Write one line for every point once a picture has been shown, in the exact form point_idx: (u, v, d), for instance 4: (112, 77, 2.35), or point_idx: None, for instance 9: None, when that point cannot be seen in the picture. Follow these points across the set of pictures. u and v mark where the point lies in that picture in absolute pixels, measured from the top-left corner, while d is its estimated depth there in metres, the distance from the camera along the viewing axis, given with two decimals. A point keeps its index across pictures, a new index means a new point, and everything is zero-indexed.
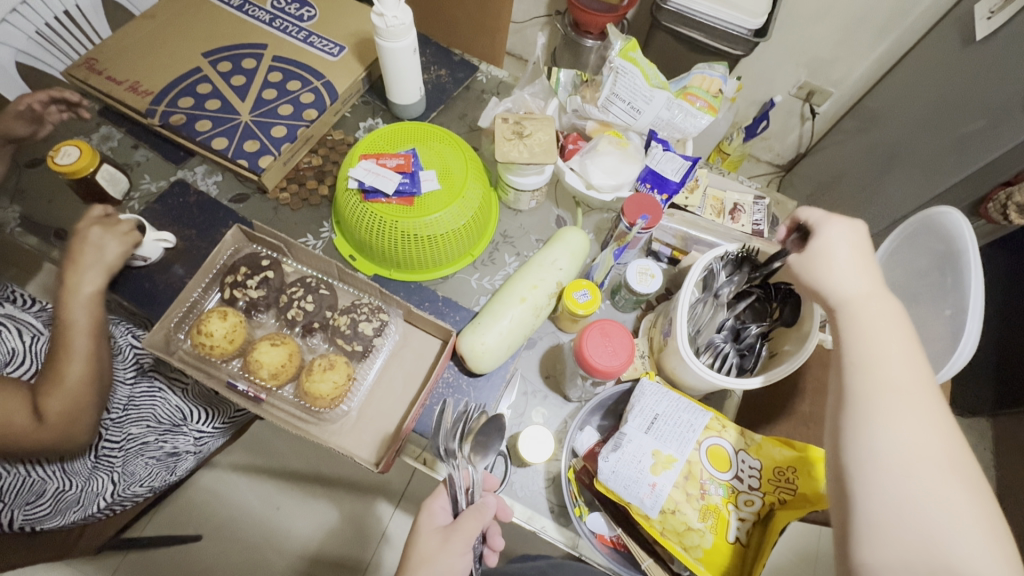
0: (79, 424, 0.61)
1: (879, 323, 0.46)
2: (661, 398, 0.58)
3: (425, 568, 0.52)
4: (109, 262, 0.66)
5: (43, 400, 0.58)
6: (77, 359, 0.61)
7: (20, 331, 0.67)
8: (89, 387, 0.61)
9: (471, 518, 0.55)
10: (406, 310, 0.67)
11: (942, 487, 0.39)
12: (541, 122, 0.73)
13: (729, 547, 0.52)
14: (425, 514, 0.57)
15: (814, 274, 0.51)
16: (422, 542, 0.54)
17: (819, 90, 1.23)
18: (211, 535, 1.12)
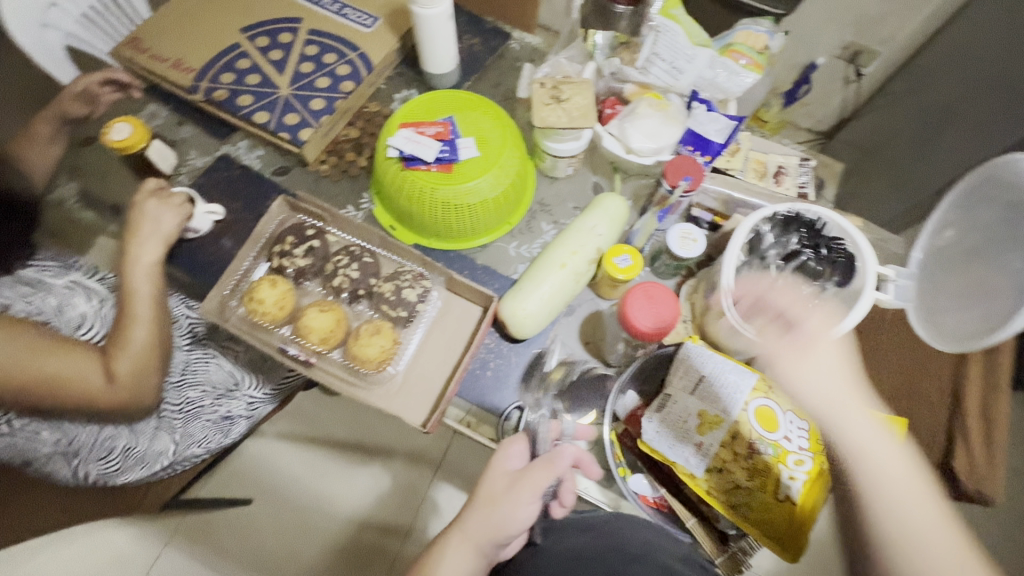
0: (145, 385, 0.65)
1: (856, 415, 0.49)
2: (706, 359, 0.57)
3: (490, 507, 0.52)
4: (165, 233, 0.69)
5: (113, 362, 0.62)
6: (141, 325, 0.64)
7: (89, 296, 0.71)
8: (153, 352, 0.65)
9: (544, 469, 0.52)
10: (448, 277, 0.68)
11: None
12: (579, 86, 0.72)
13: (779, 506, 0.52)
14: (500, 455, 0.55)
15: (788, 376, 0.52)
16: (491, 481, 0.54)
17: (867, 47, 1.13)
18: (261, 499, 1.18)
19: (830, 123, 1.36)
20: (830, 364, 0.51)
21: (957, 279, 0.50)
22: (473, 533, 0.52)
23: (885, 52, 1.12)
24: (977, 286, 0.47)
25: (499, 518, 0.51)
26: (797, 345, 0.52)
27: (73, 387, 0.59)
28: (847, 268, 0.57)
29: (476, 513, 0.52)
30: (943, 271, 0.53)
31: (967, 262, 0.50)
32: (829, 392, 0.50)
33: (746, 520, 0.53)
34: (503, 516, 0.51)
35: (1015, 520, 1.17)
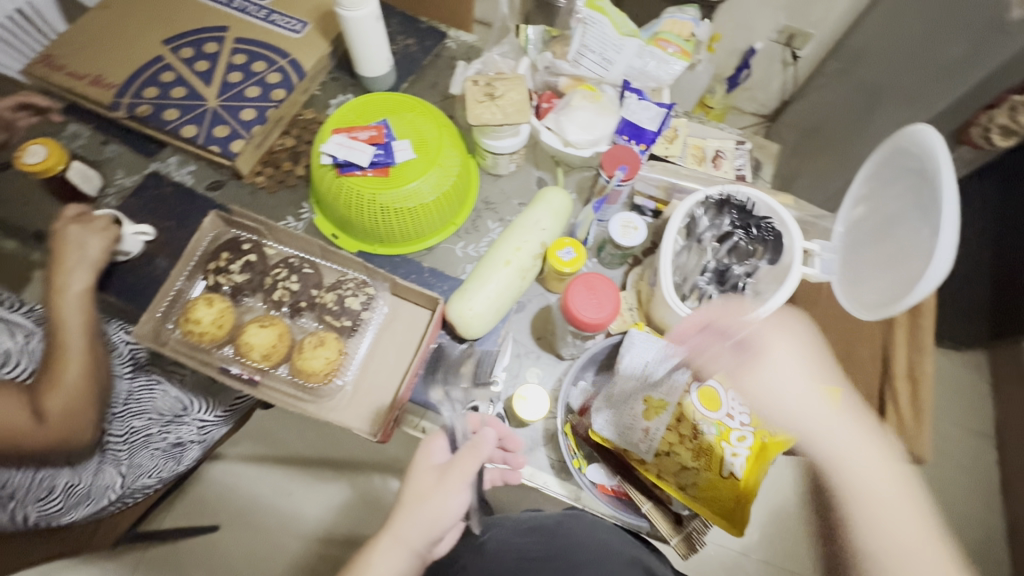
0: (80, 423, 0.61)
1: (843, 443, 0.48)
2: (650, 345, 0.58)
3: (419, 504, 0.50)
4: (92, 260, 0.65)
5: (44, 401, 0.59)
6: (74, 360, 0.61)
7: (12, 332, 0.67)
8: (88, 386, 0.62)
9: (470, 455, 0.52)
10: (392, 283, 0.67)
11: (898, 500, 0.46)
12: (513, 82, 0.72)
13: (725, 483, 0.53)
14: (422, 453, 0.54)
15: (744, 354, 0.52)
16: (419, 478, 0.52)
17: (800, 30, 1.13)
18: (228, 524, 1.14)
19: (773, 104, 1.36)
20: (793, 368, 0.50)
21: (878, 249, 0.52)
22: (404, 535, 0.49)
23: (818, 34, 1.13)
24: (895, 254, 0.49)
25: (429, 514, 0.50)
26: (745, 361, 0.50)
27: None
28: (776, 247, 0.59)
29: (406, 514, 0.50)
30: (861, 242, 0.55)
31: (883, 231, 0.52)
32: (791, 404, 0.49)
33: (698, 500, 0.54)
34: (433, 511, 0.50)
35: (966, 474, 1.23)
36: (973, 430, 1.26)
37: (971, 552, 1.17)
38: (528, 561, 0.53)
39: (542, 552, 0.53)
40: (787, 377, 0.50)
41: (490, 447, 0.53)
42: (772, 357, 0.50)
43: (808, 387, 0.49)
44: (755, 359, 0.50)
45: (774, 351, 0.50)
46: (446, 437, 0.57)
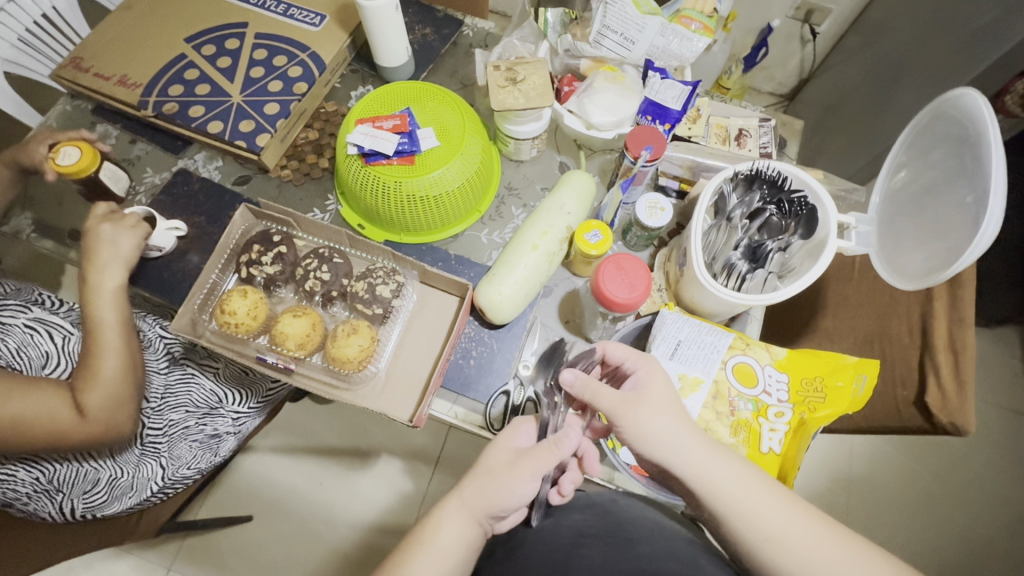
0: (120, 416, 0.63)
1: (719, 465, 0.47)
2: (683, 324, 0.57)
3: (487, 479, 0.51)
4: (125, 256, 0.67)
5: (83, 396, 0.61)
6: (110, 354, 0.63)
7: (52, 334, 0.69)
8: (124, 379, 0.63)
9: (548, 450, 0.50)
10: (421, 270, 0.68)
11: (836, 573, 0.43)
12: (534, 66, 0.72)
13: (762, 457, 0.53)
14: (509, 432, 0.55)
15: (635, 420, 0.49)
16: (493, 456, 0.53)
17: (819, 5, 1.12)
18: (261, 515, 1.17)
19: (791, 83, 1.37)
20: (662, 417, 0.49)
21: (920, 218, 0.50)
22: (469, 499, 0.51)
23: (836, 9, 1.11)
24: (936, 224, 0.48)
25: (492, 492, 0.50)
26: (626, 401, 0.49)
27: (42, 423, 0.59)
28: (809, 221, 0.58)
29: (474, 483, 0.52)
30: (897, 212, 0.54)
31: (924, 199, 0.51)
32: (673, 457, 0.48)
33: None
34: (498, 491, 0.50)
35: (997, 454, 1.21)
36: (1004, 408, 1.24)
37: (1005, 530, 1.15)
38: (584, 537, 0.50)
39: (598, 530, 0.51)
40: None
41: (572, 447, 0.51)
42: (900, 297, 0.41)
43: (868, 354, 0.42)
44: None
45: (646, 403, 0.49)
46: (537, 425, 0.56)
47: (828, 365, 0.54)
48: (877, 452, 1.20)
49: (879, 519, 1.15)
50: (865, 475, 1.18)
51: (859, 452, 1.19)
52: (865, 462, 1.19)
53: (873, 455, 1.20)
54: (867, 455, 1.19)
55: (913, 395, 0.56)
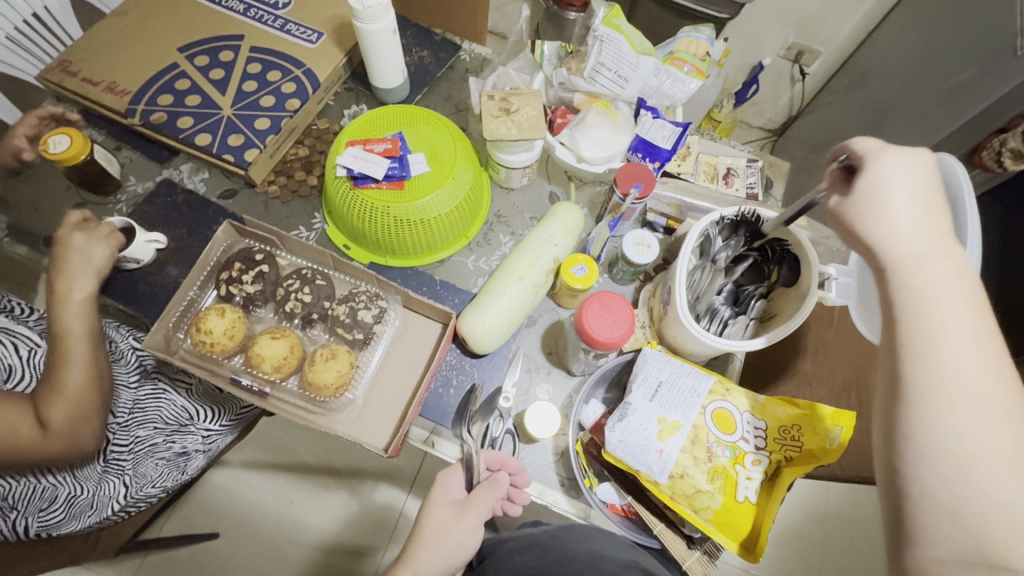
0: (83, 432, 0.60)
1: (941, 285, 0.39)
2: (664, 364, 0.58)
3: (438, 539, 0.51)
4: (96, 267, 0.65)
5: (47, 410, 0.58)
6: (76, 366, 0.60)
7: (17, 345, 0.66)
8: (92, 393, 0.61)
9: (486, 494, 0.54)
10: (404, 296, 0.67)
11: (964, 405, 0.37)
12: (528, 97, 0.72)
13: (738, 506, 0.53)
14: (440, 487, 0.55)
15: (875, 222, 0.42)
16: (436, 513, 0.53)
17: (809, 47, 1.17)
18: (228, 533, 1.13)
19: (780, 120, 1.40)
20: (909, 223, 0.41)
21: None
22: (423, 568, 0.49)
23: (827, 51, 1.16)
24: None
25: (448, 551, 0.51)
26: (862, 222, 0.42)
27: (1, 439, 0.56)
28: (792, 267, 0.59)
29: (423, 546, 0.51)
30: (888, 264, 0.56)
31: None
32: (916, 272, 0.40)
33: (713, 524, 0.53)
34: (453, 547, 0.51)
35: None
36: None
37: None
38: None
39: (534, 569, 0.53)
40: (909, 212, 0.41)
41: (505, 488, 0.56)
42: (910, 216, 0.41)
43: (904, 263, 0.41)
44: (874, 195, 0.42)
45: (898, 190, 0.41)
46: (464, 471, 0.57)
47: (806, 414, 0.54)
48: (853, 491, 1.20)
49: (853, 558, 1.15)
50: (842, 513, 1.19)
51: (836, 490, 1.20)
52: (841, 499, 1.20)
53: (849, 494, 1.20)
54: (844, 492, 1.20)
55: None
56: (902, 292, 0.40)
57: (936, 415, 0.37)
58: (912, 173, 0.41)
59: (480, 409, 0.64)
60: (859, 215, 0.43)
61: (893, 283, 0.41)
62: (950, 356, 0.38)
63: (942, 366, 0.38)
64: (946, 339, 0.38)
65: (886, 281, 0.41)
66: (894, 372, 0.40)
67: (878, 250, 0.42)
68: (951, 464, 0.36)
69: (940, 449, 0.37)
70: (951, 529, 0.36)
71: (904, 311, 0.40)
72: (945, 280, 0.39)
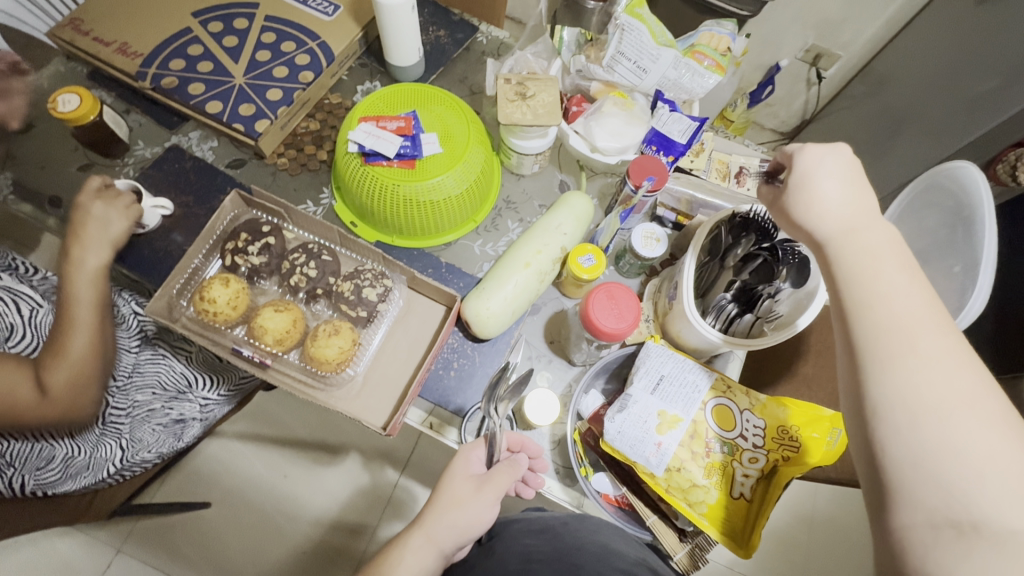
0: (82, 397, 0.60)
1: (875, 252, 0.42)
2: (667, 359, 0.57)
3: (455, 510, 0.51)
4: (112, 237, 0.65)
5: (48, 373, 0.57)
6: (81, 330, 0.60)
7: (18, 305, 0.65)
8: (92, 360, 0.60)
9: (505, 472, 0.53)
10: (410, 276, 0.67)
11: (909, 358, 0.38)
12: (545, 83, 0.72)
13: (732, 502, 0.53)
14: (460, 460, 0.55)
15: (806, 205, 0.45)
16: (454, 486, 0.53)
17: (828, 51, 1.10)
18: (220, 503, 1.14)
19: (794, 122, 1.34)
20: (838, 200, 0.44)
21: None
22: (437, 535, 0.50)
23: (846, 55, 1.09)
24: None
25: (465, 522, 0.51)
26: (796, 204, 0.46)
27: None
28: (799, 270, 0.57)
29: (438, 514, 0.51)
30: None
31: None
32: (851, 244, 0.43)
33: (707, 519, 0.53)
34: (470, 518, 0.51)
35: None
36: None
37: None
38: (532, 564, 0.50)
39: (546, 555, 0.50)
40: (837, 190, 0.45)
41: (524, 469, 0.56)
42: (835, 197, 0.45)
43: (839, 237, 0.44)
44: (805, 177, 0.46)
45: (825, 173, 0.45)
46: (486, 447, 0.56)
47: (805, 415, 0.55)
48: (843, 495, 1.21)
49: (838, 561, 1.16)
50: (828, 516, 1.19)
51: (823, 493, 1.21)
52: (829, 503, 1.20)
53: (838, 498, 1.21)
54: (832, 495, 1.21)
55: None
56: (839, 264, 0.43)
57: (883, 372, 0.39)
58: (835, 156, 0.45)
59: (510, 390, 0.61)
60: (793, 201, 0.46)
61: (830, 258, 0.44)
62: (891, 319, 0.40)
63: (881, 326, 0.40)
64: (882, 302, 0.40)
65: (826, 256, 0.44)
66: (844, 340, 0.42)
67: (813, 229, 0.45)
68: (908, 418, 0.37)
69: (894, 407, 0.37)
70: (921, 491, 0.35)
71: (843, 280, 0.43)
72: (879, 248, 0.42)
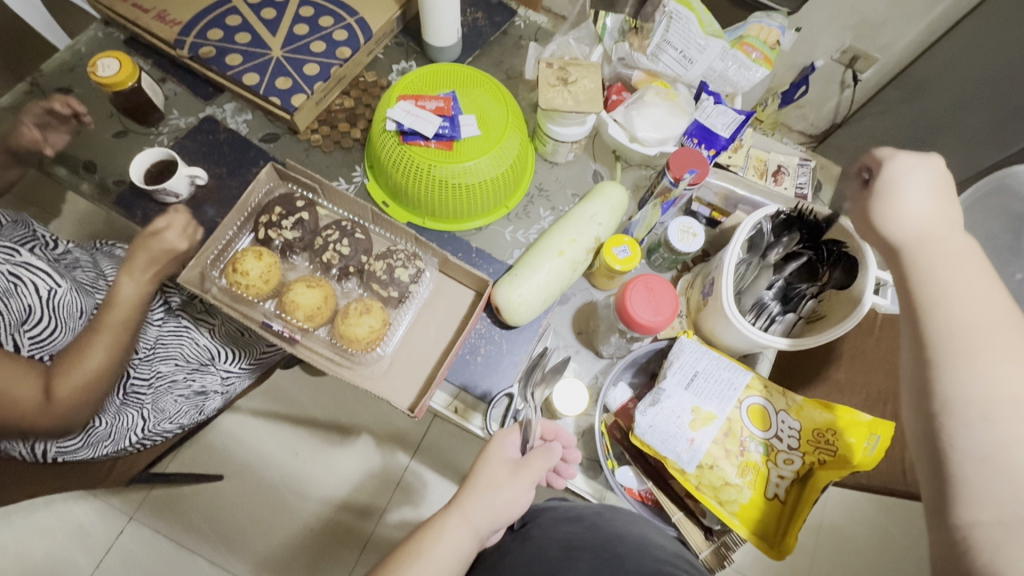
0: (79, 414, 0.57)
1: (954, 256, 0.42)
2: (701, 355, 0.57)
3: (492, 491, 0.51)
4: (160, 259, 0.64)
5: (58, 382, 0.55)
6: (102, 346, 0.59)
7: (37, 286, 0.62)
8: (102, 378, 0.58)
9: (541, 458, 0.53)
10: (442, 259, 0.66)
11: (981, 355, 0.38)
12: (587, 69, 0.70)
13: (764, 502, 0.53)
14: (497, 443, 0.54)
15: (885, 210, 0.45)
16: (490, 468, 0.52)
17: (865, 53, 1.07)
18: (232, 477, 1.15)
19: (824, 126, 1.29)
20: (919, 206, 0.44)
21: None
22: (472, 516, 0.49)
23: (884, 59, 1.06)
24: None
25: (502, 503, 0.51)
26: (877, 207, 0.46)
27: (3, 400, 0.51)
28: (845, 271, 0.56)
29: (476, 495, 0.50)
30: None
31: None
32: (929, 247, 0.43)
33: (738, 519, 0.53)
34: (506, 501, 0.51)
35: None
36: None
37: None
38: (573, 550, 0.49)
39: (587, 542, 0.50)
40: (919, 198, 0.44)
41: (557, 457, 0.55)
42: (915, 200, 0.44)
43: (916, 239, 0.43)
44: (887, 183, 0.45)
45: (907, 179, 0.45)
46: (520, 433, 0.56)
47: (843, 420, 0.53)
48: (852, 504, 1.18)
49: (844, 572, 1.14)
50: (837, 524, 1.18)
51: (835, 501, 1.19)
52: (838, 512, 1.18)
53: (847, 507, 1.18)
54: (843, 505, 1.19)
55: None
56: (915, 264, 0.43)
57: (952, 367, 0.38)
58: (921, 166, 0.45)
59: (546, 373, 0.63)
60: (874, 204, 0.46)
61: (907, 259, 0.43)
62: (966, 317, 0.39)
63: (953, 323, 0.40)
64: (956, 300, 0.40)
65: (901, 258, 0.44)
66: (913, 336, 0.41)
67: (890, 231, 0.45)
68: (974, 415, 0.37)
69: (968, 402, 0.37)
70: (985, 488, 0.35)
71: (918, 280, 0.42)
72: (958, 252, 0.42)
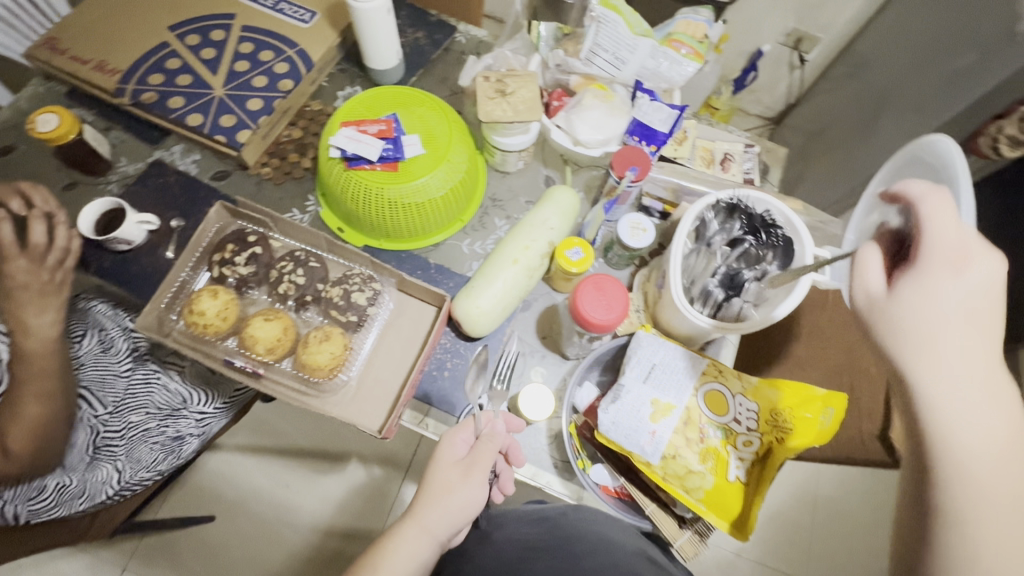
0: (45, 456, 0.62)
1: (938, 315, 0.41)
2: (658, 347, 0.57)
3: (444, 496, 0.51)
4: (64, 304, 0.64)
5: (8, 437, 0.58)
6: (40, 398, 0.59)
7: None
8: (54, 422, 0.61)
9: (488, 448, 0.54)
10: (398, 279, 0.67)
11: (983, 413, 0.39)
12: (524, 79, 0.72)
13: (729, 486, 0.53)
14: (445, 445, 0.54)
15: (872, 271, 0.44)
16: (442, 472, 0.53)
17: (808, 33, 1.09)
18: (223, 516, 1.14)
19: (779, 107, 1.33)
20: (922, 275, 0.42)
21: None
22: (432, 526, 0.50)
23: (825, 38, 1.09)
24: None
25: (457, 505, 0.51)
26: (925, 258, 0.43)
27: None
28: (786, 253, 0.58)
29: (431, 502, 0.51)
30: None
31: None
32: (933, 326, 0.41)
33: (705, 504, 0.53)
34: (461, 503, 0.51)
35: None
36: None
37: None
38: (530, 551, 0.52)
39: (546, 544, 0.52)
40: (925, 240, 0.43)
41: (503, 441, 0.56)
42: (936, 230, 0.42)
43: (987, 339, 0.41)
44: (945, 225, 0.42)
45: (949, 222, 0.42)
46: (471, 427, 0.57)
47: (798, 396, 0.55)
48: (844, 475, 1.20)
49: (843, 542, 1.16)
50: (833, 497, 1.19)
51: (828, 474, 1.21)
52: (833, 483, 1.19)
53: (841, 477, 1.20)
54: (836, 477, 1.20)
55: (879, 430, 0.62)
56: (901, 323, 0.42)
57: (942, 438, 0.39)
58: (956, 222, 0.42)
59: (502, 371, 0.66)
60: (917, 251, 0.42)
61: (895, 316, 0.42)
62: (964, 448, 0.39)
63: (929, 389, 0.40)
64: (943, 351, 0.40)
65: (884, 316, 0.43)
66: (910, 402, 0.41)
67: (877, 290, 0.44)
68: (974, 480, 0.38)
69: (1001, 456, 0.38)
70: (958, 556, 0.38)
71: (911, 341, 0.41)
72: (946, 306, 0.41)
